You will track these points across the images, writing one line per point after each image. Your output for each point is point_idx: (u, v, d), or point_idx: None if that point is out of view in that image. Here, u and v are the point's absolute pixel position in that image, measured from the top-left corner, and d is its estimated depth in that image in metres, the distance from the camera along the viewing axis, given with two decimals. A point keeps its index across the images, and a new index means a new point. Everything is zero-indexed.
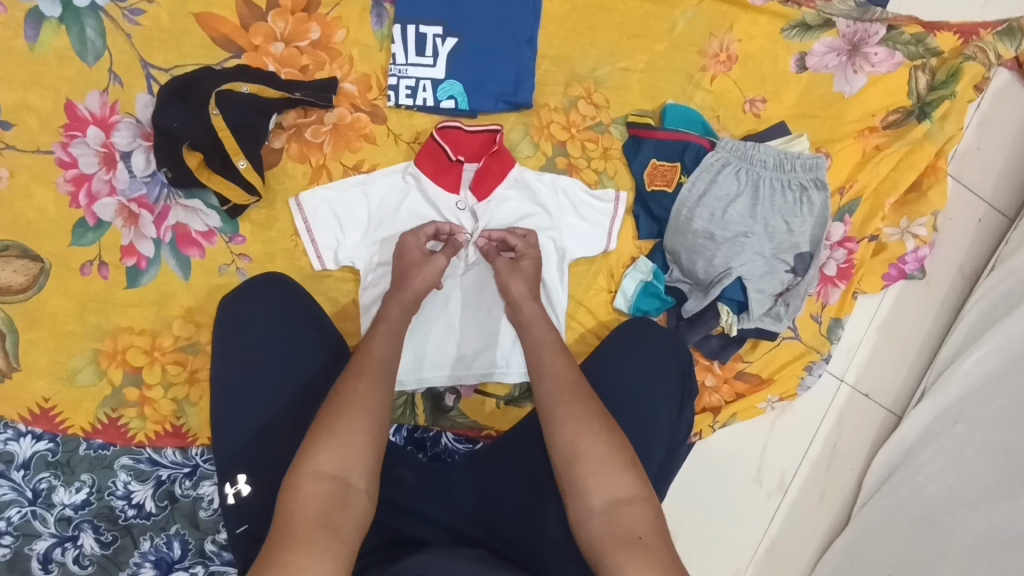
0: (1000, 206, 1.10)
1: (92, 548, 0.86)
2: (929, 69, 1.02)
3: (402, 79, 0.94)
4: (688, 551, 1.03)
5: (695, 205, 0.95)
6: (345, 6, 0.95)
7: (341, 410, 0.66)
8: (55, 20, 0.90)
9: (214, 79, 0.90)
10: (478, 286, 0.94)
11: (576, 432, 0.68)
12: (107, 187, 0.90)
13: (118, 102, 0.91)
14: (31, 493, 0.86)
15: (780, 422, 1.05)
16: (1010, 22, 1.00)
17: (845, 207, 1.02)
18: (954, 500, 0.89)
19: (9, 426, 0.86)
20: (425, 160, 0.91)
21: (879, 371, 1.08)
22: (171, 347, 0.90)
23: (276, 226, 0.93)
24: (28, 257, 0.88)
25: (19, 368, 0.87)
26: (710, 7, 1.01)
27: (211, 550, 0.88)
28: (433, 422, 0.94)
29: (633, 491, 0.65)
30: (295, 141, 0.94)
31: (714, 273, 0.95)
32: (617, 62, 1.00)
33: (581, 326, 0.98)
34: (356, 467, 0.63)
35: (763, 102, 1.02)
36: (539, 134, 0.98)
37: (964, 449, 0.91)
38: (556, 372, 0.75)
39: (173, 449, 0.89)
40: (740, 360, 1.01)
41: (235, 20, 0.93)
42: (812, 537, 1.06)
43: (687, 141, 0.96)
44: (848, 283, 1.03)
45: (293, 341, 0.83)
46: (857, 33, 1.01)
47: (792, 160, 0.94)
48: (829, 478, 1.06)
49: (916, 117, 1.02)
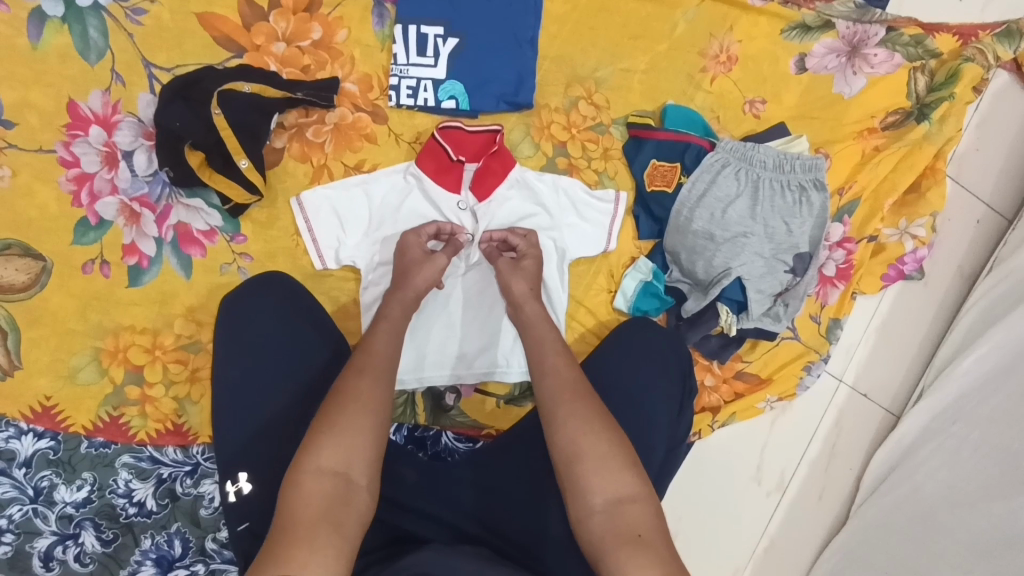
0: (999, 207, 1.10)
1: (94, 546, 0.87)
2: (928, 71, 1.02)
3: (403, 79, 0.95)
4: (687, 550, 1.03)
5: (695, 206, 0.96)
6: (347, 6, 0.95)
7: (343, 407, 0.67)
8: (58, 19, 0.90)
9: (216, 79, 0.91)
10: (478, 286, 0.94)
11: (577, 430, 0.68)
12: (109, 185, 0.90)
13: (121, 101, 0.91)
14: (32, 490, 0.86)
15: (780, 422, 1.06)
16: (1009, 24, 1.01)
17: (844, 208, 1.02)
18: (952, 498, 0.89)
19: (10, 424, 0.87)
20: (426, 160, 0.91)
21: (877, 371, 1.08)
22: (173, 345, 0.91)
23: (278, 225, 0.93)
24: (30, 256, 0.89)
25: (21, 366, 0.88)
26: (710, 8, 1.01)
27: (211, 548, 0.89)
28: (433, 421, 0.95)
29: (634, 489, 0.65)
30: (297, 140, 0.94)
31: (714, 273, 0.95)
32: (618, 63, 1.01)
33: (581, 326, 0.98)
34: (358, 464, 0.63)
35: (762, 103, 1.03)
36: (540, 134, 0.99)
37: (962, 448, 0.91)
38: (557, 371, 0.76)
39: (174, 447, 0.90)
40: (740, 360, 1.02)
41: (237, 20, 0.93)
42: (811, 536, 1.06)
43: (687, 142, 0.97)
44: (847, 284, 1.03)
45: (294, 339, 0.84)
46: (856, 35, 1.01)
47: (792, 161, 0.94)
48: (827, 477, 1.07)
49: (915, 118, 1.02)
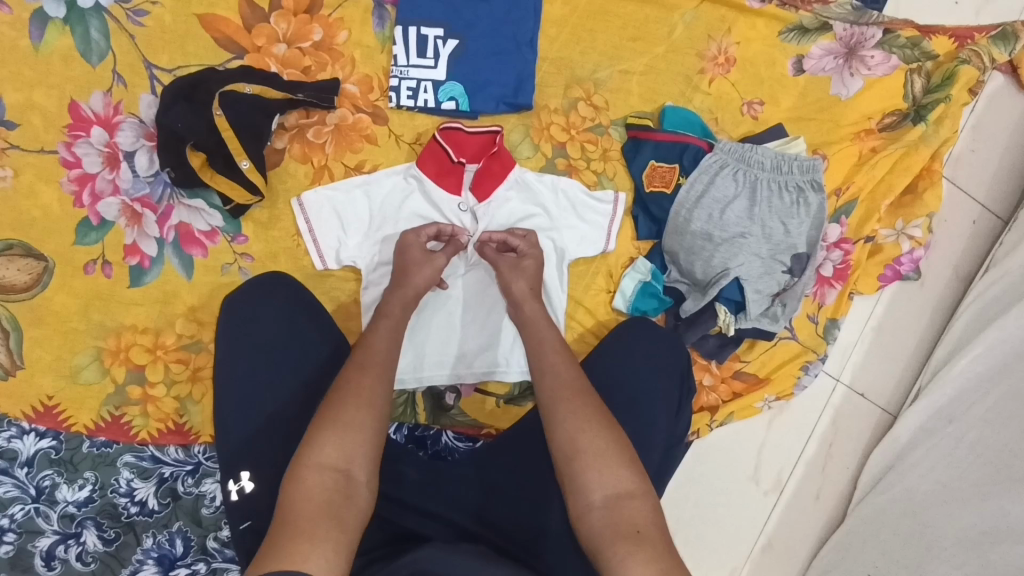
0: (994, 208, 1.11)
1: (95, 545, 0.87)
2: (925, 72, 1.03)
3: (403, 80, 0.95)
4: (686, 547, 1.04)
5: (693, 206, 0.96)
6: (348, 7, 0.96)
7: (346, 404, 0.67)
8: (60, 20, 0.90)
9: (218, 80, 0.91)
10: (478, 286, 0.95)
11: (576, 427, 0.69)
12: (111, 186, 0.91)
13: (122, 102, 0.91)
14: (34, 490, 0.86)
15: (778, 421, 1.07)
16: (1004, 27, 1.02)
17: (842, 208, 1.03)
18: (947, 496, 0.93)
19: (12, 423, 0.87)
20: (427, 161, 0.92)
21: (874, 370, 1.09)
22: (174, 345, 0.91)
23: (279, 225, 0.93)
24: (32, 256, 0.89)
25: (23, 366, 0.88)
26: (708, 10, 1.02)
27: (213, 547, 0.89)
28: (434, 421, 0.95)
29: (633, 485, 0.66)
30: (297, 141, 0.94)
31: (712, 273, 0.96)
32: (618, 65, 1.01)
33: (580, 326, 0.99)
34: (359, 460, 0.64)
35: (760, 105, 1.03)
36: (539, 135, 0.99)
37: (957, 447, 0.94)
38: (557, 370, 0.76)
39: (176, 447, 0.90)
40: (738, 360, 1.02)
41: (238, 21, 0.94)
42: (809, 534, 1.07)
43: (685, 143, 0.98)
44: (844, 284, 1.04)
45: (296, 339, 0.84)
46: (855, 37, 1.03)
47: (789, 162, 0.95)
48: (825, 476, 1.07)
49: (912, 119, 1.03)
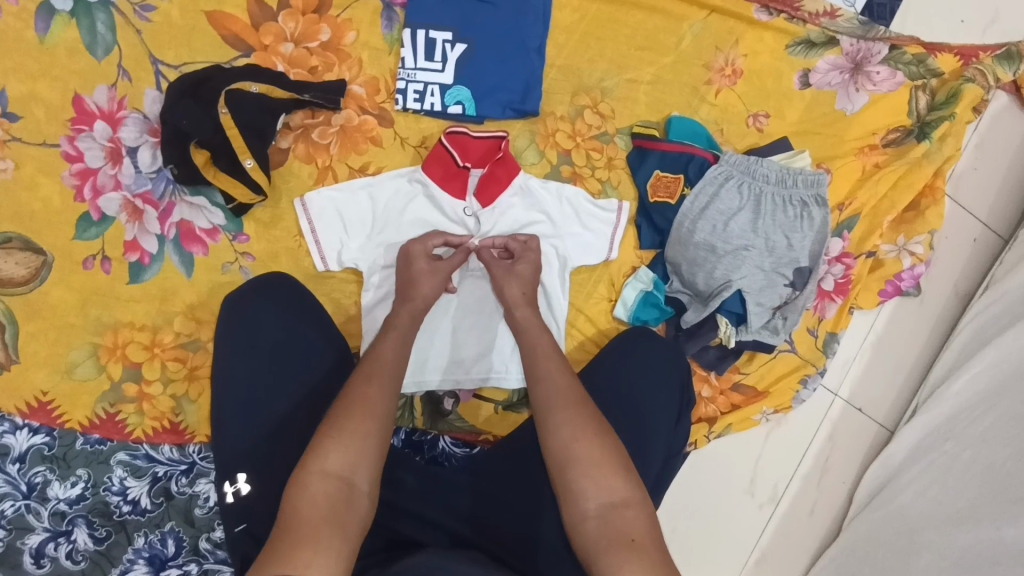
0: (996, 226, 1.11)
1: (86, 544, 0.86)
2: (930, 90, 1.04)
3: (410, 83, 0.95)
4: (683, 557, 1.04)
5: (697, 217, 0.96)
6: (357, 8, 0.96)
7: (349, 412, 0.67)
8: (66, 13, 0.90)
9: (224, 78, 0.90)
10: (480, 292, 0.94)
11: (572, 436, 0.68)
12: (113, 181, 0.90)
13: (126, 97, 0.91)
14: (26, 486, 0.85)
15: (774, 434, 1.07)
16: (1009, 47, 1.04)
17: (844, 223, 1.03)
18: (943, 514, 0.88)
19: (6, 418, 0.86)
20: (433, 165, 0.91)
21: (873, 385, 1.09)
22: (172, 343, 0.90)
23: (281, 225, 0.93)
24: (31, 250, 0.88)
25: (18, 361, 0.87)
26: (716, 21, 1.02)
27: (205, 548, 0.88)
28: (431, 425, 0.95)
29: (629, 494, 0.65)
30: (302, 141, 0.94)
31: (715, 285, 0.96)
32: (625, 74, 1.01)
33: (580, 334, 0.99)
34: (362, 470, 0.63)
35: (765, 117, 1.03)
36: (545, 142, 0.99)
37: (953, 464, 0.91)
38: (552, 378, 0.76)
39: (170, 446, 0.89)
40: (737, 372, 1.02)
41: (247, 19, 0.93)
42: (803, 550, 1.07)
43: (691, 153, 0.97)
44: (844, 298, 1.04)
45: (296, 341, 0.83)
46: (861, 52, 1.03)
47: (794, 176, 0.95)
48: (821, 490, 1.08)
49: (916, 136, 1.03)
